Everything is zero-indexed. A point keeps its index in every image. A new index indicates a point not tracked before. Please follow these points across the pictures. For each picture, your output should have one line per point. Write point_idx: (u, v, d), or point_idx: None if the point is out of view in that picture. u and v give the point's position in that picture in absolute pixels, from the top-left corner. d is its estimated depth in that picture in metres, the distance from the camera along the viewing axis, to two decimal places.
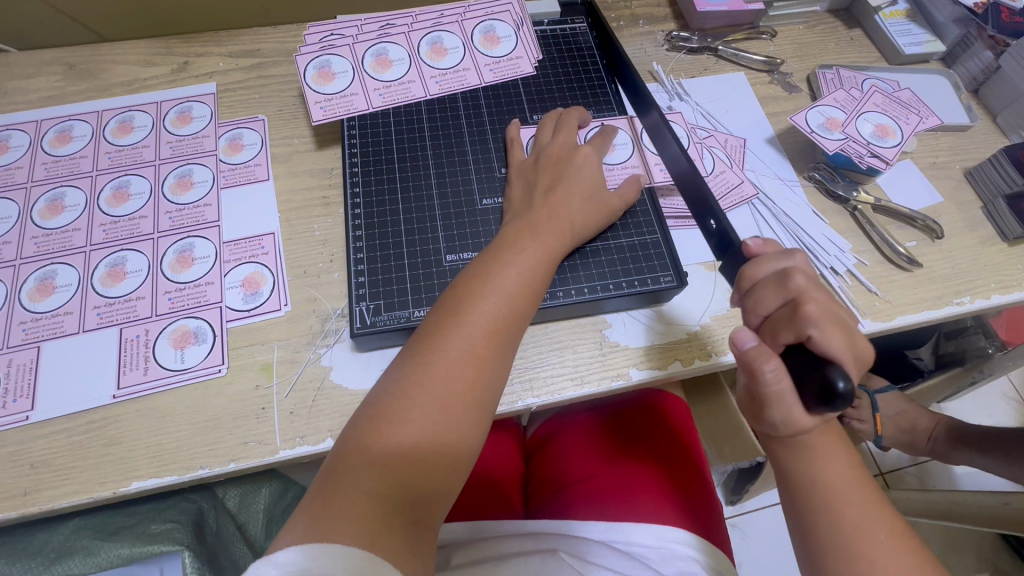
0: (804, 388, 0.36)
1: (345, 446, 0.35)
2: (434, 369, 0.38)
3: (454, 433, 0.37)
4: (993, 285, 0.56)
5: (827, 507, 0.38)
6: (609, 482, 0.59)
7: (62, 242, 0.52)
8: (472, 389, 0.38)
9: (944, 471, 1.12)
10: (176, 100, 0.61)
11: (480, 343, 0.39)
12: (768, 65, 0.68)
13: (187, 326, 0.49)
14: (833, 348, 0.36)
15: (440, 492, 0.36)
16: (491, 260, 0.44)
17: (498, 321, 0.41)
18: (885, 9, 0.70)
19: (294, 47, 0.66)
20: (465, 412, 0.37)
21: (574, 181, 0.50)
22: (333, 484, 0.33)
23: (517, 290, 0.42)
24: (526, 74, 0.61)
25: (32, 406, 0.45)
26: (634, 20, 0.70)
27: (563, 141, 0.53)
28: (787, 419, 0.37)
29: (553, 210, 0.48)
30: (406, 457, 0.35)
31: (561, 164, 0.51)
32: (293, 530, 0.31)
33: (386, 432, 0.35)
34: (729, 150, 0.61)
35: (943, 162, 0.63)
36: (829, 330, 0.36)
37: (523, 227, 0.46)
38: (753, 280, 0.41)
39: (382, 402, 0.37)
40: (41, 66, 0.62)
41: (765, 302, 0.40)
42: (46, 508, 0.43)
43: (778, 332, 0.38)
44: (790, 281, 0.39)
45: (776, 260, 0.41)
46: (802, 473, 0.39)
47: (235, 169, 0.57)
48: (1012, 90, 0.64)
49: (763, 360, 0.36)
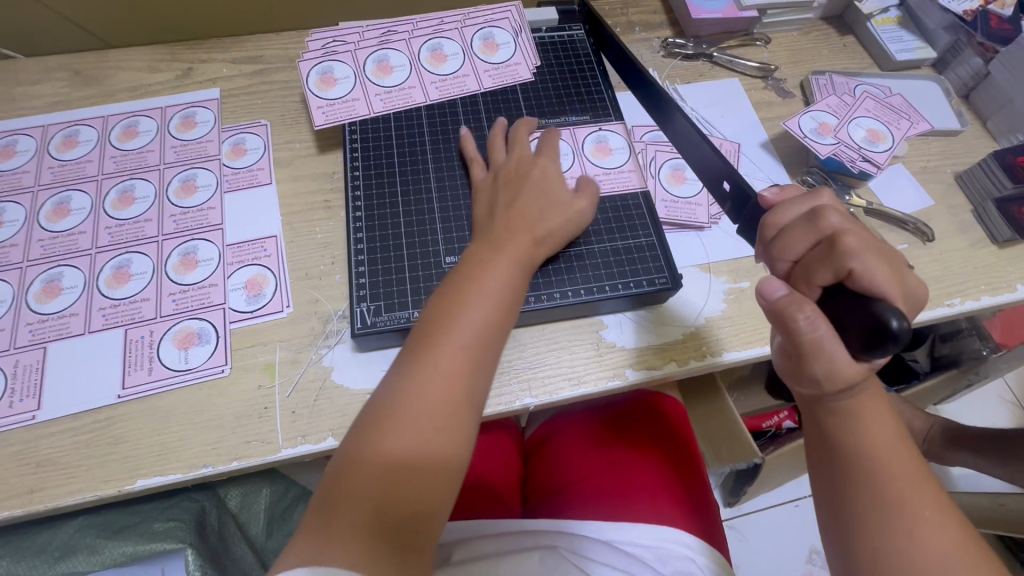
0: (850, 333, 0.33)
1: (337, 468, 0.36)
2: (420, 387, 0.38)
3: (444, 446, 0.37)
4: (984, 287, 0.57)
5: (873, 474, 0.35)
6: (606, 482, 0.60)
7: (67, 245, 0.53)
8: (459, 404, 0.38)
9: (940, 472, 1.12)
10: (180, 106, 0.62)
11: (462, 356, 0.39)
12: (762, 71, 0.69)
13: (191, 327, 0.50)
14: (877, 279, 0.35)
15: (436, 506, 0.36)
16: (463, 275, 0.43)
17: (479, 336, 0.40)
18: (877, 16, 0.71)
19: (296, 54, 0.67)
20: (454, 424, 0.38)
21: (533, 193, 0.50)
22: (327, 510, 0.34)
23: (496, 300, 0.42)
24: (525, 81, 0.62)
25: (39, 406, 0.46)
26: (630, 27, 0.72)
27: (518, 155, 0.53)
28: (830, 370, 0.34)
29: (511, 219, 0.48)
30: (400, 477, 0.35)
31: (521, 177, 0.51)
32: (292, 557, 0.32)
33: (375, 453, 0.36)
34: (724, 153, 0.62)
35: (935, 166, 0.64)
36: (870, 263, 0.35)
37: (483, 240, 0.46)
38: (777, 227, 0.40)
39: (371, 419, 0.37)
40: (47, 72, 0.63)
41: (794, 246, 0.38)
42: (52, 506, 0.43)
43: (814, 274, 0.37)
44: (822, 219, 0.37)
45: (800, 203, 0.40)
46: (844, 435, 0.36)
47: (239, 173, 0.58)
48: (1001, 96, 0.65)
49: (797, 307, 0.34)
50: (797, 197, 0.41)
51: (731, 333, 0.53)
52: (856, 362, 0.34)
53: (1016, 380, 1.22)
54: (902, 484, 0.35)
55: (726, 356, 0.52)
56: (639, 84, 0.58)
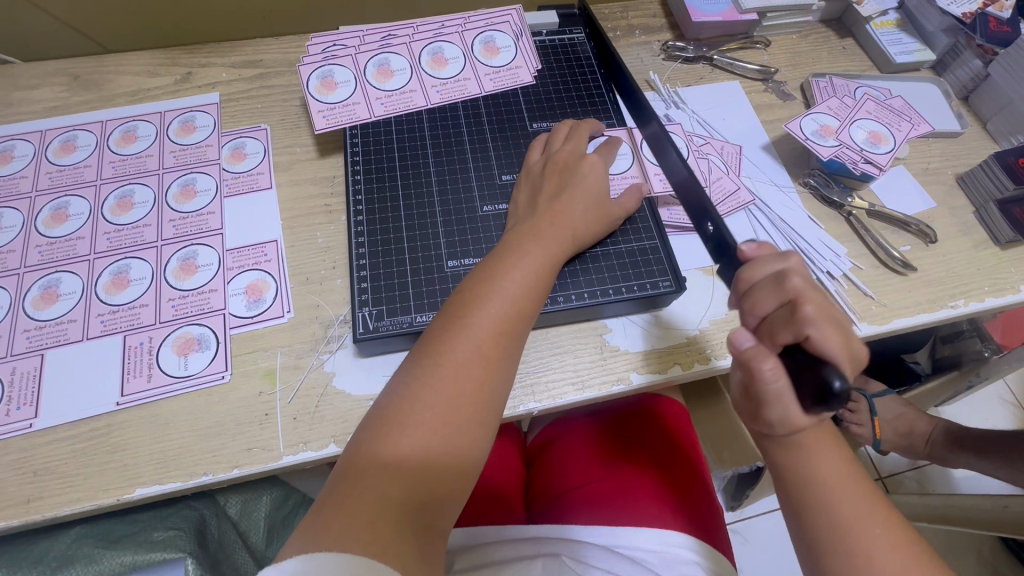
0: (801, 390, 0.35)
1: (356, 449, 0.36)
2: (443, 371, 0.38)
3: (462, 437, 0.37)
4: (987, 288, 0.57)
5: (826, 504, 0.38)
6: (610, 487, 0.59)
7: (66, 250, 0.52)
8: (479, 391, 0.39)
9: (942, 474, 1.12)
10: (179, 110, 0.62)
11: (487, 345, 0.40)
12: (763, 74, 0.69)
13: (191, 333, 0.49)
14: (831, 348, 0.35)
15: (450, 494, 0.36)
16: (495, 264, 0.44)
17: (505, 325, 0.41)
18: (876, 19, 0.71)
19: (296, 58, 0.67)
20: (472, 415, 0.38)
21: (579, 189, 0.50)
22: (343, 492, 0.33)
23: (523, 293, 0.43)
24: (526, 84, 0.62)
25: (36, 414, 0.45)
26: (631, 30, 0.72)
27: (571, 148, 0.53)
28: (784, 418, 0.37)
29: (557, 216, 0.48)
30: (417, 461, 0.35)
31: (568, 170, 0.52)
32: (305, 535, 0.31)
33: (395, 437, 0.36)
34: (726, 157, 0.62)
35: (936, 167, 0.64)
36: (826, 332, 0.35)
37: (526, 232, 0.47)
38: (749, 282, 0.40)
39: (391, 407, 0.37)
40: (45, 77, 0.63)
41: (761, 303, 0.38)
42: (49, 516, 0.43)
43: (775, 334, 0.37)
44: (787, 282, 0.37)
45: (773, 261, 0.39)
46: (795, 470, 0.40)
47: (238, 177, 0.58)
48: (1001, 98, 0.65)
49: (761, 359, 0.36)
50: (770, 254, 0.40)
51: None
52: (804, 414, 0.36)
53: (1016, 381, 1.22)
54: (855, 509, 0.38)
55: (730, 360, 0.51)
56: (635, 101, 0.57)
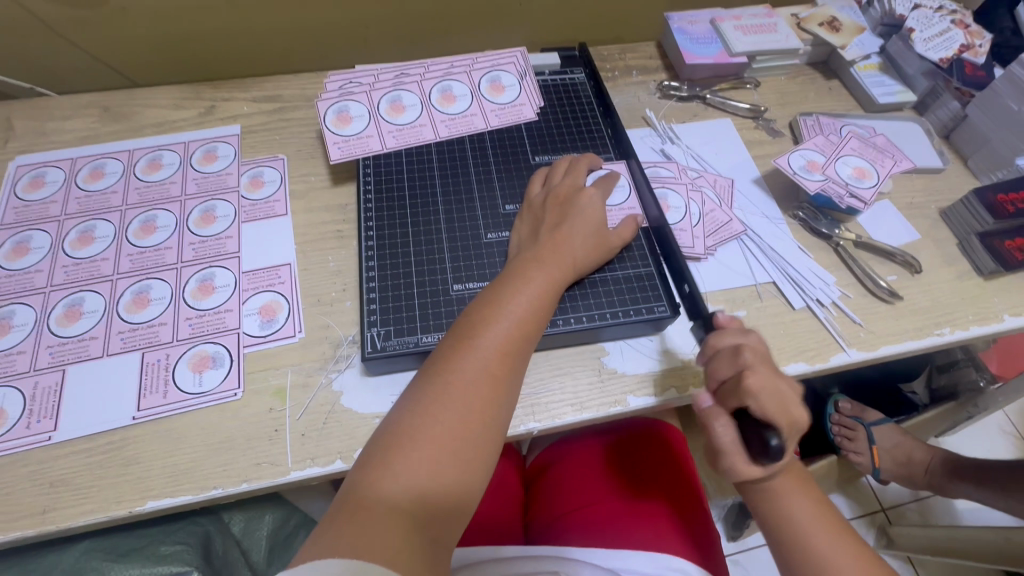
0: (747, 446, 0.42)
1: (369, 463, 0.37)
2: (451, 389, 0.40)
3: (470, 452, 0.39)
4: (972, 317, 0.59)
5: (807, 538, 0.44)
6: (609, 509, 0.60)
7: (90, 271, 0.55)
8: (486, 407, 0.40)
9: (943, 505, 1.12)
10: (202, 141, 0.65)
11: (493, 363, 0.42)
12: (753, 113, 0.73)
13: (206, 351, 0.51)
14: (771, 415, 0.41)
15: (459, 509, 0.38)
16: (502, 288, 0.47)
17: (510, 344, 0.43)
18: (859, 62, 0.76)
19: (313, 93, 0.71)
20: (480, 431, 0.40)
21: (579, 220, 0.53)
22: (357, 503, 0.35)
23: (527, 315, 0.45)
24: (529, 120, 0.66)
25: (55, 427, 0.47)
26: (628, 70, 0.76)
27: (571, 182, 0.57)
28: (736, 468, 0.44)
29: (558, 245, 0.51)
30: (428, 474, 0.37)
31: (568, 202, 0.54)
32: (322, 542, 0.32)
33: (406, 451, 0.37)
34: (719, 190, 0.65)
35: (920, 202, 0.67)
36: (764, 401, 0.41)
37: (530, 259, 0.50)
38: (714, 348, 0.46)
39: (402, 423, 0.39)
40: (77, 109, 0.67)
41: (719, 369, 0.44)
42: (64, 527, 0.44)
43: (727, 399, 0.43)
44: (739, 355, 0.43)
45: (734, 334, 0.46)
46: (776, 508, 0.45)
47: (256, 204, 0.61)
48: (979, 136, 0.69)
49: (714, 419, 0.43)
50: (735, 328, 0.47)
51: None
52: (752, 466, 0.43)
53: (1014, 411, 1.23)
54: (824, 536, 0.44)
55: None
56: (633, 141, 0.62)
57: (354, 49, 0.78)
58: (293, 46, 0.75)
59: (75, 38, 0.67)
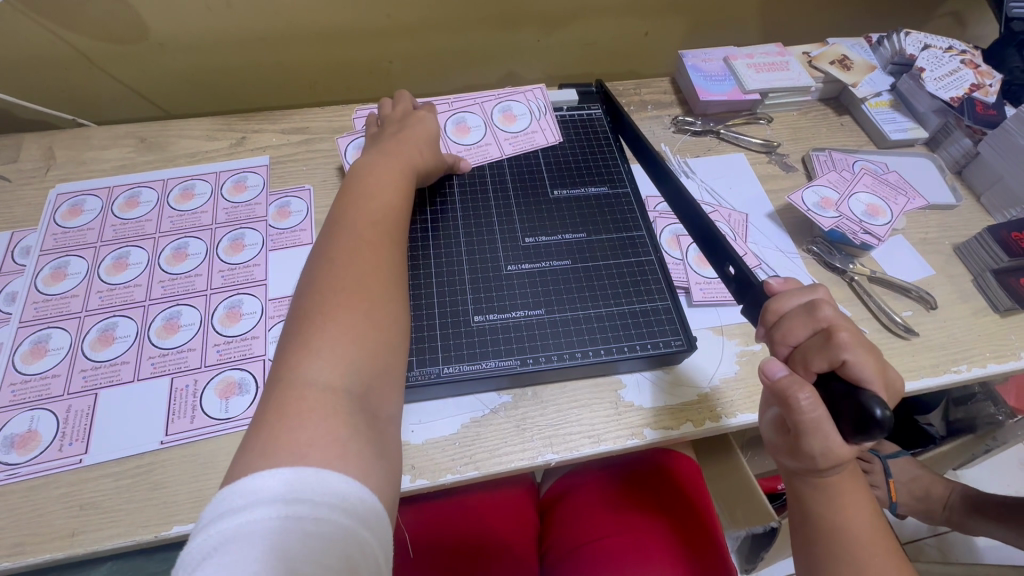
0: (839, 414, 0.36)
1: (283, 358, 0.36)
2: (335, 266, 0.41)
3: (379, 314, 0.40)
4: (989, 354, 0.59)
5: (853, 557, 0.39)
6: (622, 543, 0.60)
7: (124, 296, 0.57)
8: (377, 273, 0.42)
9: (964, 542, 1.10)
10: (233, 171, 0.68)
11: (369, 234, 0.44)
12: (765, 147, 0.74)
13: (232, 377, 0.53)
14: (865, 375, 0.37)
15: (388, 369, 0.39)
16: (364, 179, 0.50)
17: (381, 218, 0.46)
18: (870, 99, 0.77)
19: (339, 126, 0.74)
20: (379, 293, 0.41)
21: (416, 131, 0.59)
22: (280, 408, 0.34)
23: (389, 198, 0.49)
24: (552, 142, 0.69)
25: (86, 450, 0.48)
26: (643, 105, 0.79)
27: (402, 109, 0.62)
28: (824, 448, 0.36)
29: (402, 143, 0.56)
30: (347, 354, 0.37)
31: (400, 123, 0.60)
32: (258, 452, 0.31)
33: (319, 333, 0.37)
34: (733, 224, 0.66)
35: (933, 238, 0.68)
36: (861, 356, 0.37)
37: (383, 157, 0.53)
38: (778, 313, 0.42)
39: (301, 308, 0.39)
40: (115, 139, 0.70)
41: (793, 332, 0.40)
42: (91, 550, 0.45)
43: (810, 361, 0.39)
44: (818, 311, 0.40)
45: (801, 293, 0.42)
46: (826, 515, 0.40)
47: (283, 233, 0.63)
48: (991, 174, 0.70)
49: (798, 388, 0.36)
50: (798, 287, 0.43)
51: (744, 396, 0.55)
52: (844, 442, 0.36)
53: None
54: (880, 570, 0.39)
55: (740, 419, 0.53)
56: (648, 160, 0.63)
57: (379, 82, 0.81)
58: (321, 79, 0.79)
59: (114, 71, 0.71)
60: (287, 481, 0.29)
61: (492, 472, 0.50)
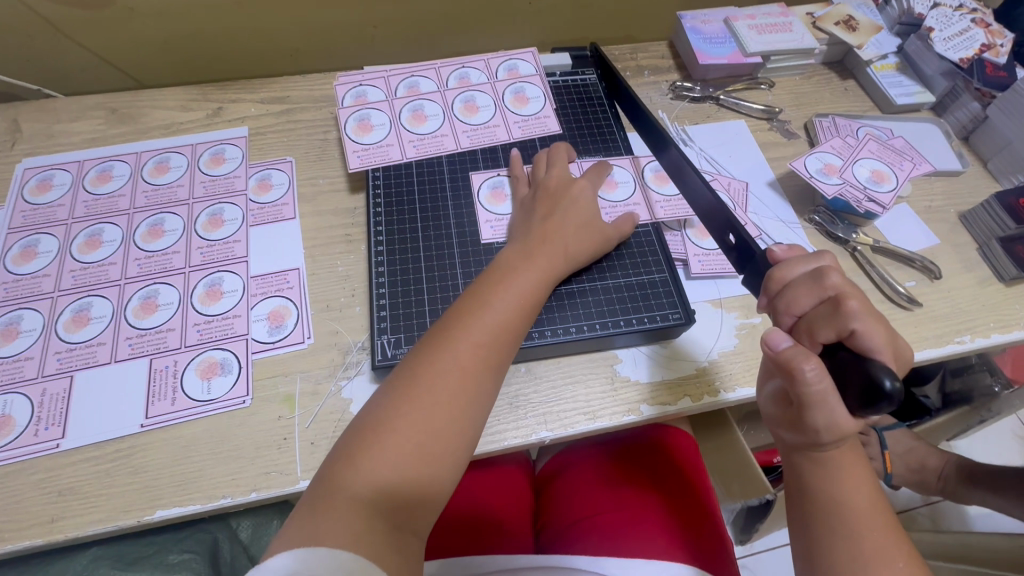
0: (846, 387, 0.34)
1: (338, 454, 0.37)
2: (423, 384, 0.40)
3: (440, 447, 0.38)
4: (993, 324, 0.57)
5: (851, 529, 0.38)
6: (617, 519, 0.59)
7: (98, 275, 0.55)
8: (460, 402, 0.40)
9: (956, 511, 1.11)
10: (210, 143, 0.65)
11: (470, 359, 0.41)
12: (767, 113, 0.72)
13: (214, 358, 0.51)
14: (874, 344, 0.36)
15: (429, 500, 0.38)
16: (487, 282, 0.47)
17: (489, 339, 0.43)
18: (876, 62, 0.74)
19: (321, 94, 0.70)
20: (453, 427, 0.39)
21: (571, 210, 0.54)
22: (315, 502, 0.35)
23: (510, 312, 0.45)
24: (656, 219, 0.59)
25: (63, 434, 0.47)
26: (639, 70, 0.75)
27: (558, 175, 0.57)
28: (829, 422, 0.35)
29: (549, 235, 0.51)
30: (392, 476, 0.36)
31: (558, 194, 0.55)
32: (290, 531, 0.33)
33: (376, 446, 0.37)
34: (733, 193, 0.64)
35: (938, 206, 0.66)
36: (870, 324, 0.36)
37: (521, 253, 0.50)
38: (782, 282, 0.41)
39: (373, 416, 0.39)
40: (84, 111, 0.66)
41: (799, 301, 0.39)
42: (72, 536, 0.44)
43: (816, 332, 0.38)
44: (825, 279, 0.38)
45: (806, 260, 0.41)
46: (824, 490, 0.39)
47: (264, 208, 0.60)
48: (999, 139, 0.67)
49: (804, 359, 0.34)
50: (803, 255, 0.41)
51: (743, 369, 0.53)
52: (851, 416, 0.34)
53: None
54: (879, 542, 0.37)
55: (739, 393, 0.52)
56: (646, 126, 0.60)
57: (362, 48, 0.77)
58: (301, 46, 0.75)
59: (80, 38, 0.66)
60: (302, 560, 0.30)
61: (485, 450, 0.48)
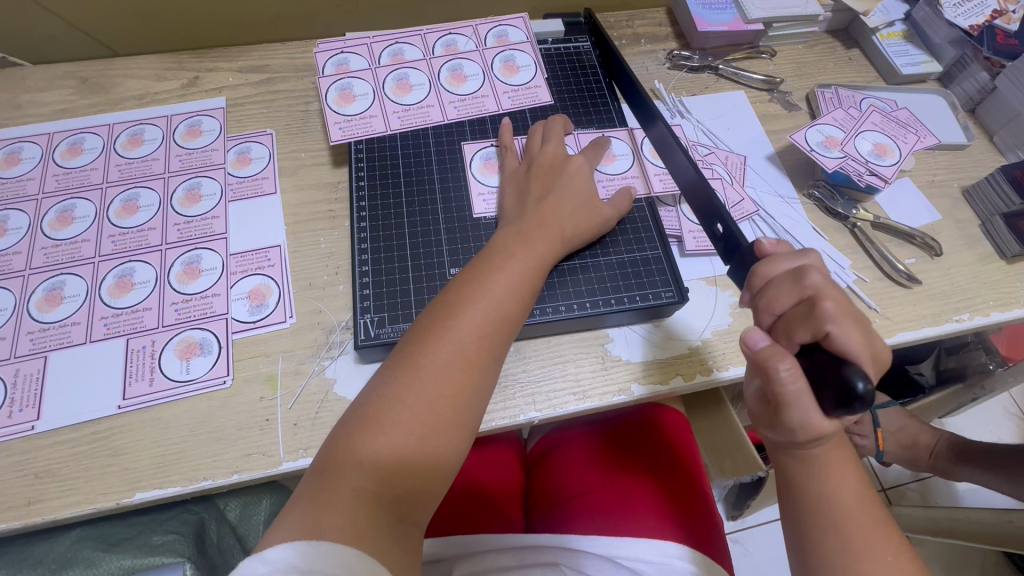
0: (819, 391, 0.33)
1: (335, 443, 0.36)
2: (421, 372, 0.38)
3: (441, 435, 0.37)
4: (993, 302, 0.56)
5: (838, 507, 0.38)
6: (608, 497, 0.59)
7: (70, 253, 0.53)
8: (460, 390, 0.39)
9: (945, 487, 1.12)
10: (186, 114, 0.62)
11: (470, 346, 0.40)
12: (768, 84, 0.69)
13: (193, 338, 0.49)
14: (851, 348, 0.34)
15: (429, 488, 0.37)
16: (482, 266, 0.45)
17: (488, 325, 0.41)
18: (882, 30, 0.71)
19: (303, 62, 0.67)
20: (453, 415, 0.38)
21: (564, 190, 0.52)
22: (313, 494, 0.33)
23: (508, 297, 0.43)
24: (651, 193, 0.57)
25: (38, 416, 0.45)
26: (636, 39, 0.72)
27: (553, 150, 0.55)
28: (804, 422, 0.34)
29: (545, 218, 0.49)
30: (393, 465, 0.35)
31: (555, 171, 0.53)
32: (287, 523, 0.31)
33: (375, 436, 0.36)
34: (731, 166, 0.62)
35: (941, 180, 0.64)
36: (846, 327, 0.34)
37: (515, 237, 0.47)
38: (766, 278, 0.39)
39: (371, 405, 0.37)
40: (54, 80, 0.63)
41: (778, 299, 0.37)
42: (50, 519, 0.43)
43: (792, 332, 0.36)
44: (805, 278, 0.36)
45: (788, 259, 0.39)
46: (814, 469, 0.39)
47: (243, 182, 0.58)
48: (1007, 111, 0.65)
49: (778, 360, 0.34)
50: (786, 253, 0.40)
51: (736, 348, 0.52)
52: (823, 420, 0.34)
53: (1021, 393, 1.21)
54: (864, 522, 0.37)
55: (731, 372, 0.51)
56: (638, 101, 0.58)
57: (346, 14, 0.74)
58: None
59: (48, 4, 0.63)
60: (301, 552, 0.29)
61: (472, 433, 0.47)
